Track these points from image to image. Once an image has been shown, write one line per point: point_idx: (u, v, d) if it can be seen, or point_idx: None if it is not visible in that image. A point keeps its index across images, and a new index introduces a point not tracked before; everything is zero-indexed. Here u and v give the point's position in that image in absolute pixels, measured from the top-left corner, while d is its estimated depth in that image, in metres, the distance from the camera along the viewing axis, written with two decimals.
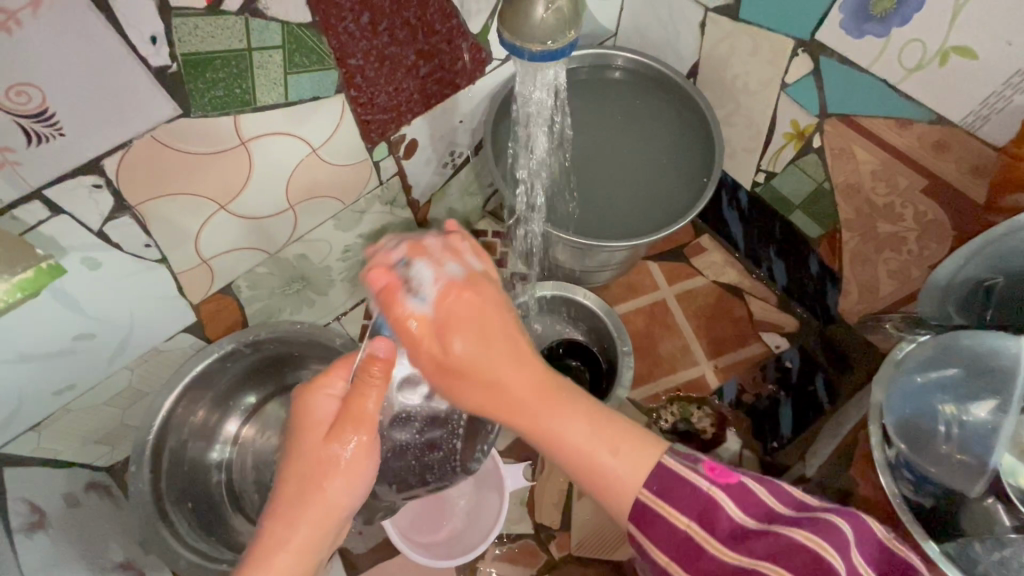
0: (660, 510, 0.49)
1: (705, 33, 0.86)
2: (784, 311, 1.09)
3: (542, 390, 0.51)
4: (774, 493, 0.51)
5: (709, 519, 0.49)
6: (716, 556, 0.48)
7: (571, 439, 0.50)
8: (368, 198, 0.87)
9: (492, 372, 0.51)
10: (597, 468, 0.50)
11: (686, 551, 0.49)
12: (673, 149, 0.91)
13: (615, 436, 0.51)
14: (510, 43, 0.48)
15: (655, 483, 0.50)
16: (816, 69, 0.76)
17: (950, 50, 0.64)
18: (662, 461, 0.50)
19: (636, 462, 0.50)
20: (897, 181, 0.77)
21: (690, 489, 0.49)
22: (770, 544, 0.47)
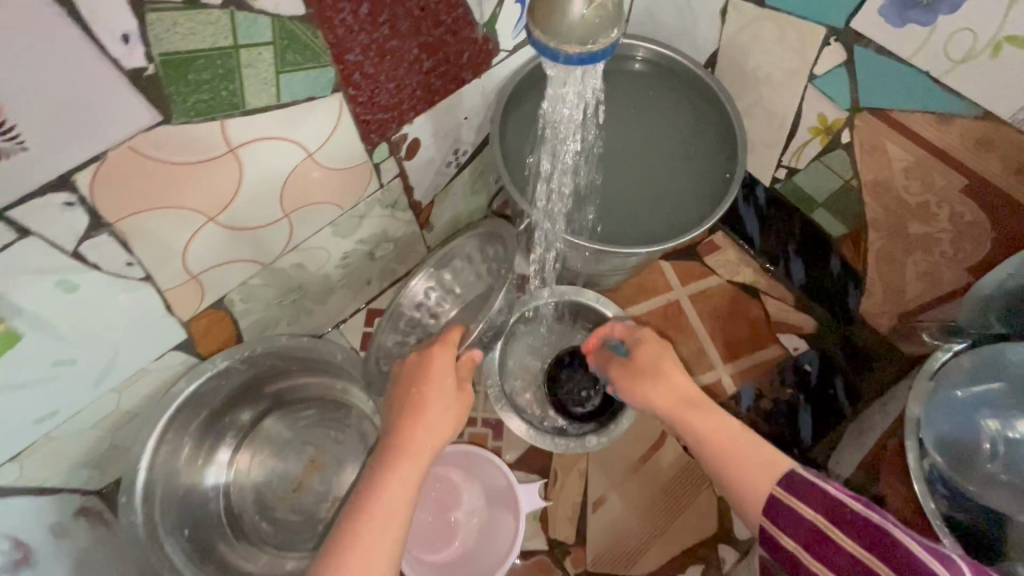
0: (792, 503, 0.54)
1: (727, 21, 0.80)
2: (801, 312, 1.05)
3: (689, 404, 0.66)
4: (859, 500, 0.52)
5: (834, 511, 0.52)
6: (837, 543, 0.51)
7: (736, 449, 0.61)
8: (369, 202, 0.82)
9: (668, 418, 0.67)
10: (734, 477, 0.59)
11: (814, 541, 0.52)
12: (695, 146, 0.85)
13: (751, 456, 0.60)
14: (543, 44, 0.42)
15: (788, 485, 0.56)
16: (849, 59, 0.71)
17: (1003, 41, 0.58)
18: (791, 471, 0.57)
19: (763, 475, 0.58)
20: (932, 181, 0.72)
21: (819, 491, 0.53)
22: (885, 547, 0.49)
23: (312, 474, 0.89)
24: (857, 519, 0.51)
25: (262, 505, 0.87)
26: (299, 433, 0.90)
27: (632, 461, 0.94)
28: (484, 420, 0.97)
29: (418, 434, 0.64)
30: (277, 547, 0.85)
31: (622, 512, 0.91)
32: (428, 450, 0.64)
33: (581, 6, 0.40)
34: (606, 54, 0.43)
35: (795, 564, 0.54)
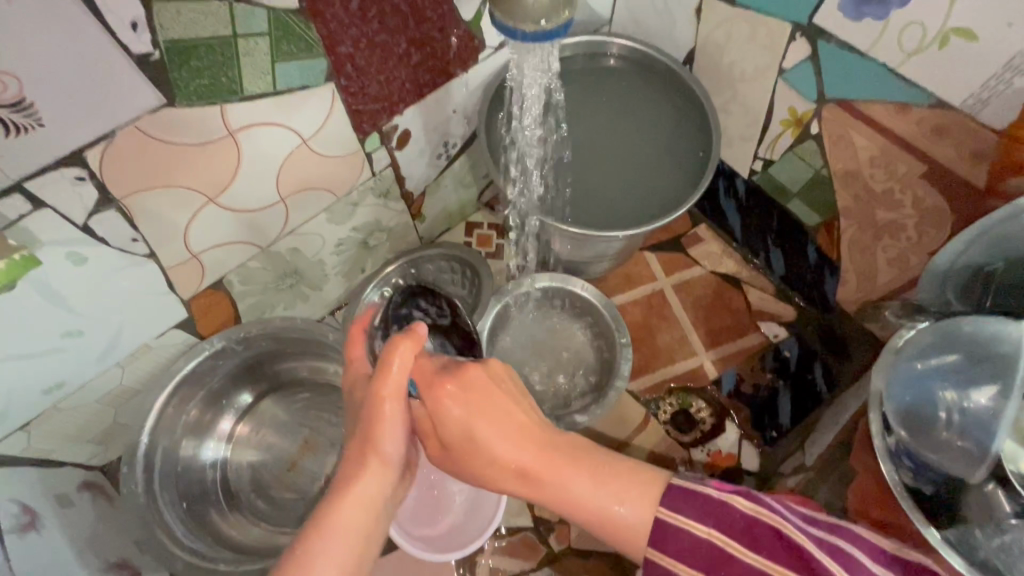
0: (681, 523, 0.52)
1: (701, 21, 0.85)
2: (782, 301, 1.08)
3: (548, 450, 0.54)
4: (756, 499, 0.52)
5: (722, 523, 0.51)
6: (743, 559, 0.50)
7: (570, 488, 0.53)
8: (362, 190, 0.86)
9: (491, 455, 0.54)
10: (591, 497, 0.53)
11: (717, 563, 0.51)
12: (669, 139, 0.90)
13: (609, 469, 0.54)
14: (504, 24, 0.51)
15: (671, 499, 0.53)
16: (814, 53, 0.75)
17: (950, 32, 0.62)
18: (669, 483, 0.54)
19: (641, 500, 0.53)
20: (895, 168, 0.76)
21: (697, 502, 0.52)
22: (776, 546, 0.50)
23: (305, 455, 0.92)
24: (760, 524, 0.51)
25: (257, 483, 0.90)
26: (294, 416, 0.93)
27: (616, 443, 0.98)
28: None
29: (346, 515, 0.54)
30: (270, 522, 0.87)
31: None
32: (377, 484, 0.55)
33: None
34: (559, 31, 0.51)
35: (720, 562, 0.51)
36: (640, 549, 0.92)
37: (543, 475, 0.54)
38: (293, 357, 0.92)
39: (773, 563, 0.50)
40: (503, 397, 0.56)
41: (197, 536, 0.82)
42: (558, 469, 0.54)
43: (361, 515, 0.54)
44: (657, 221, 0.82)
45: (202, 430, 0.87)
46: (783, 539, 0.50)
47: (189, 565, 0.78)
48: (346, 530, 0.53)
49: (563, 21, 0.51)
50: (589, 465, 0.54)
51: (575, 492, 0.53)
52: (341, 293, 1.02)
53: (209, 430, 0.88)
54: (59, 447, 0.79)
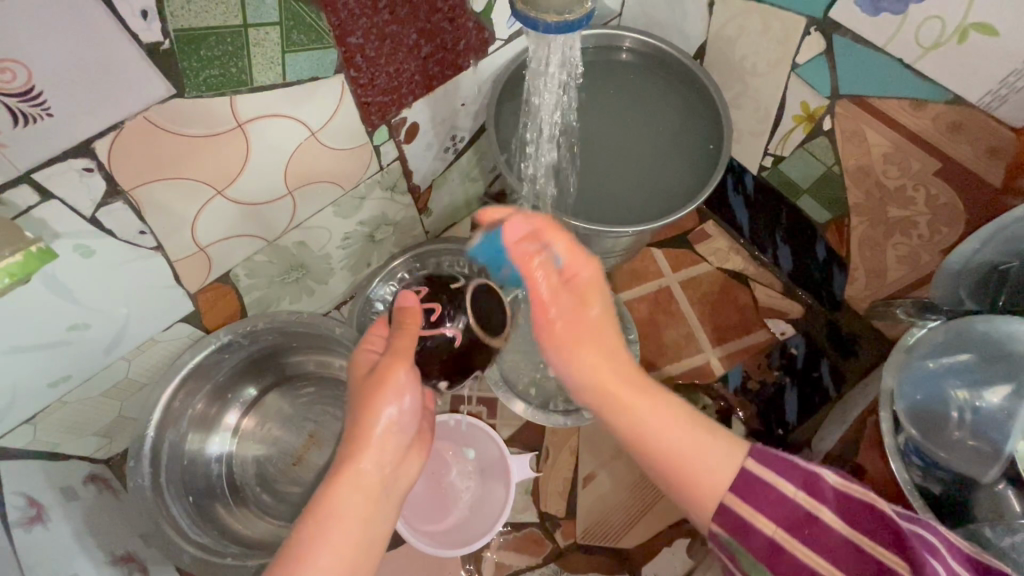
0: (770, 482, 0.48)
1: (713, 14, 0.85)
2: (789, 298, 1.07)
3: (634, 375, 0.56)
4: (849, 483, 0.48)
5: (813, 488, 0.48)
6: (831, 524, 0.46)
7: (652, 430, 0.53)
8: (369, 183, 0.85)
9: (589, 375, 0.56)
10: (672, 438, 0.52)
11: (801, 527, 0.47)
12: (680, 134, 0.89)
13: (696, 423, 0.53)
14: (525, 14, 0.51)
15: (758, 460, 0.50)
16: (829, 48, 0.74)
17: (969, 27, 0.61)
18: (754, 446, 0.51)
19: (725, 454, 0.51)
20: (909, 164, 0.75)
21: (796, 468, 0.49)
22: (876, 523, 0.46)
23: (311, 448, 0.92)
24: (850, 500, 0.47)
25: (263, 477, 0.90)
26: (299, 410, 0.93)
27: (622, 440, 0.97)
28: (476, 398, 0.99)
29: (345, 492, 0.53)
30: (276, 516, 0.88)
31: (610, 488, 0.94)
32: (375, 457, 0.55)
33: None
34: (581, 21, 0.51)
35: (777, 551, 0.47)
36: (645, 546, 0.92)
37: (636, 403, 0.54)
38: (299, 350, 0.91)
39: (839, 546, 0.46)
40: (610, 322, 0.59)
41: (203, 530, 0.81)
42: (653, 404, 0.54)
43: (353, 494, 0.53)
44: (668, 217, 0.81)
45: (208, 424, 0.87)
46: (879, 517, 0.46)
47: (194, 560, 0.78)
48: (359, 495, 0.53)
49: (585, 12, 0.51)
50: (678, 411, 0.54)
51: (659, 429, 0.52)
52: (347, 287, 1.01)
53: (215, 423, 0.88)
54: (65, 440, 0.79)
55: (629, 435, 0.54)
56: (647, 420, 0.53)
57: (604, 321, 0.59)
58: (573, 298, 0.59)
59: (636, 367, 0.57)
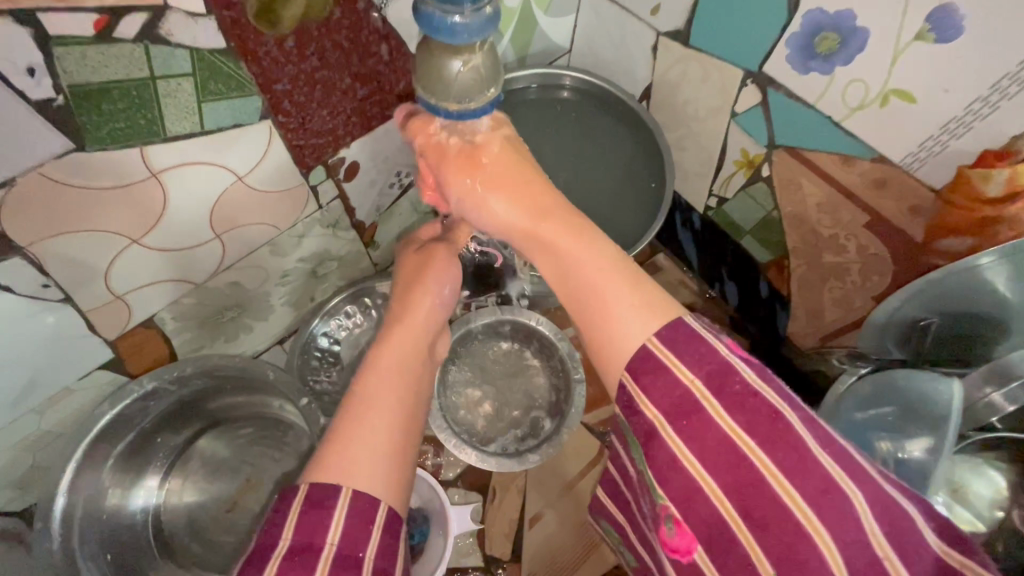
0: (667, 361, 0.42)
1: (658, 55, 0.84)
2: (735, 332, 1.09)
3: (581, 231, 0.51)
4: (768, 380, 0.41)
5: (716, 377, 0.41)
6: (709, 413, 0.40)
7: (582, 266, 0.50)
8: (308, 222, 0.82)
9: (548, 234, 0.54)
10: (599, 282, 0.48)
11: (687, 429, 0.41)
12: (627, 173, 0.89)
13: (637, 281, 0.47)
14: (425, 100, 0.47)
15: (668, 335, 0.43)
16: (764, 100, 0.75)
17: (890, 92, 0.62)
18: (680, 319, 0.44)
19: (647, 318, 0.44)
20: (840, 215, 0.77)
21: (695, 346, 0.42)
22: (756, 412, 0.39)
23: (247, 494, 0.88)
24: (752, 396, 0.40)
25: (194, 526, 0.86)
26: (236, 453, 0.90)
27: (568, 479, 0.97)
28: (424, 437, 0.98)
29: (369, 401, 0.52)
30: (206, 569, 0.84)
31: (556, 528, 0.94)
32: (400, 387, 0.54)
33: (457, 67, 0.45)
34: (479, 110, 0.48)
35: (653, 438, 0.42)
36: None
37: (551, 243, 0.52)
38: (234, 392, 0.88)
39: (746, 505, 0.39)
40: None
41: None
42: (553, 247, 0.52)
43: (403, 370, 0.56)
44: None
45: (131, 472, 0.82)
46: (764, 413, 0.39)
47: None
48: (391, 389, 0.53)
49: (490, 98, 0.48)
50: (626, 271, 0.48)
51: (580, 265, 0.50)
52: (290, 322, 0.98)
53: (140, 469, 0.83)
54: None
55: (548, 265, 0.53)
56: (541, 262, 0.54)
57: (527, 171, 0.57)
58: (458, 155, 0.57)
59: (551, 204, 0.55)
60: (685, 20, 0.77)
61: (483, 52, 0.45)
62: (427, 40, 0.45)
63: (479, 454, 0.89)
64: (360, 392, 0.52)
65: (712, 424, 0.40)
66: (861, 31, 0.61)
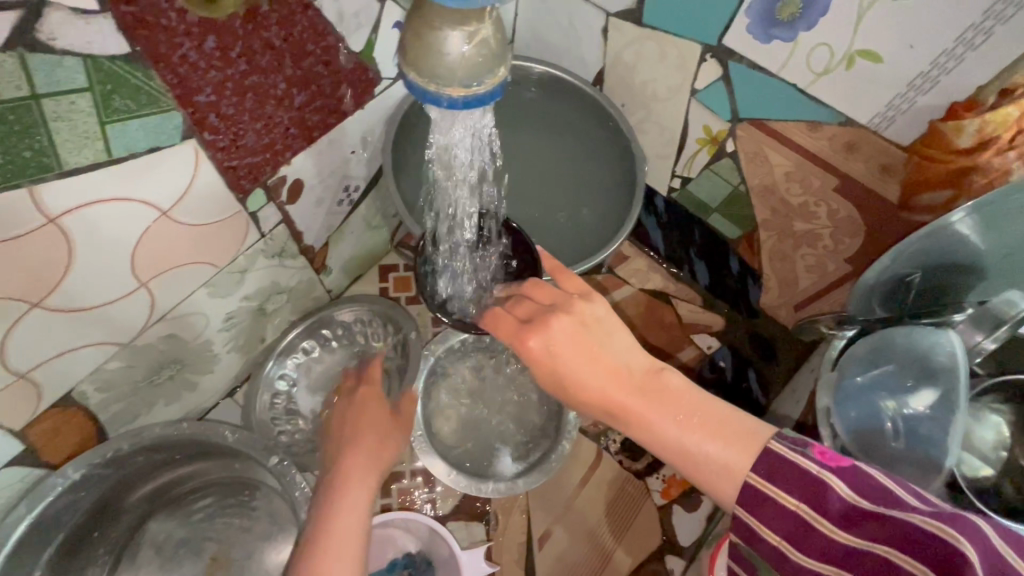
0: (767, 489, 0.46)
1: (609, 40, 0.82)
2: (709, 311, 1.09)
3: (628, 372, 0.54)
4: (857, 480, 0.44)
5: (816, 496, 0.44)
6: (827, 534, 0.44)
7: (664, 427, 0.51)
8: (250, 255, 0.71)
9: (581, 390, 0.55)
10: (684, 440, 0.50)
11: (801, 535, 0.45)
12: (588, 164, 0.88)
13: (713, 419, 0.50)
14: (423, 88, 0.42)
15: (763, 465, 0.47)
16: (725, 73, 0.74)
17: (855, 54, 0.62)
18: (767, 445, 0.48)
19: (735, 449, 0.48)
20: (809, 182, 0.77)
21: (797, 472, 0.45)
22: (874, 525, 0.42)
23: None
24: (854, 507, 0.43)
25: None
26: (194, 531, 0.77)
27: (571, 488, 0.92)
28: (412, 473, 0.91)
29: None
30: None
31: (568, 544, 0.90)
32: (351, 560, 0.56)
33: (461, 43, 0.41)
34: (489, 96, 0.43)
35: (781, 559, 0.46)
36: None
37: (635, 411, 0.53)
38: (185, 462, 0.75)
39: None
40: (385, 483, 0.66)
41: None
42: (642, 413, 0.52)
43: (347, 518, 0.59)
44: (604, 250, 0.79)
45: None
46: (876, 519, 0.42)
47: None
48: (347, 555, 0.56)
49: (500, 80, 0.43)
50: (685, 403, 0.52)
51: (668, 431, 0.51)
52: (239, 370, 0.86)
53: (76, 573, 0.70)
54: None
55: (628, 429, 0.54)
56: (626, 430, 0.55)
57: (587, 315, 0.57)
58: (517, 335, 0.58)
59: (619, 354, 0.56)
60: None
61: (490, 23, 0.41)
62: (422, 14, 0.41)
63: (470, 482, 0.83)
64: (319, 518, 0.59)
65: (836, 495, 0.44)
66: None
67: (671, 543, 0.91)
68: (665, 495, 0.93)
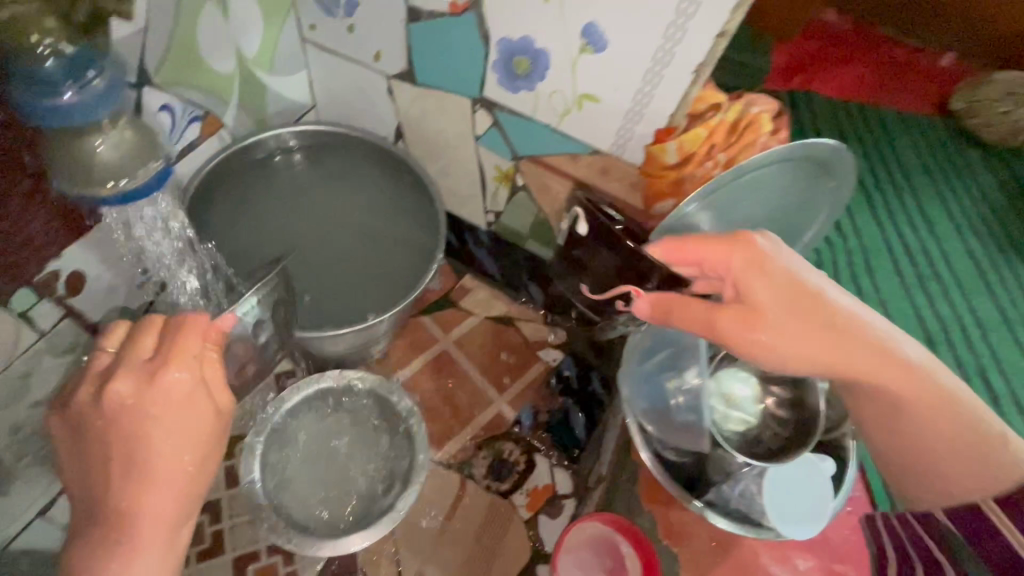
0: (942, 399, 0.54)
1: (395, 99, 0.90)
2: (551, 326, 1.18)
3: (838, 333, 0.53)
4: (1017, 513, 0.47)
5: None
6: (1008, 540, 0.46)
7: (863, 365, 0.54)
8: (30, 357, 0.67)
9: (784, 351, 0.53)
10: (877, 372, 0.54)
11: (979, 534, 0.48)
12: (373, 207, 0.96)
13: (889, 359, 0.54)
14: (80, 193, 0.53)
15: (935, 390, 0.55)
16: (496, 120, 0.84)
17: (582, 97, 0.73)
18: (920, 372, 0.55)
19: (907, 378, 0.54)
20: (587, 204, 0.89)
21: (947, 398, 0.55)
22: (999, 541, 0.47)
23: None
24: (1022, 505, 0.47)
25: None
26: None
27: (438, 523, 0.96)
28: (270, 547, 0.88)
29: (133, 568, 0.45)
30: None
31: None
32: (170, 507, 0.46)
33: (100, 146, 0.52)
34: (147, 188, 0.54)
35: (993, 534, 0.47)
36: None
37: (840, 353, 0.53)
38: None
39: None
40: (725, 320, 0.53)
41: None
42: (895, 375, 0.54)
43: (147, 507, 0.46)
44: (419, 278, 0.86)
45: None
46: None
47: None
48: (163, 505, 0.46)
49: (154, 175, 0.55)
50: (868, 341, 0.54)
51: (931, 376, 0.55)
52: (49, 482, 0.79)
53: None
54: None
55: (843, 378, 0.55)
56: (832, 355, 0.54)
57: (807, 305, 0.53)
58: (737, 313, 0.53)
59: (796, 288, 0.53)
60: (405, 61, 0.83)
61: (124, 131, 0.53)
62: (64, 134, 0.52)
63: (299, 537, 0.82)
64: (112, 480, 0.45)
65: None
66: (542, 51, 0.71)
67: (541, 552, 0.97)
68: (530, 508, 1.00)
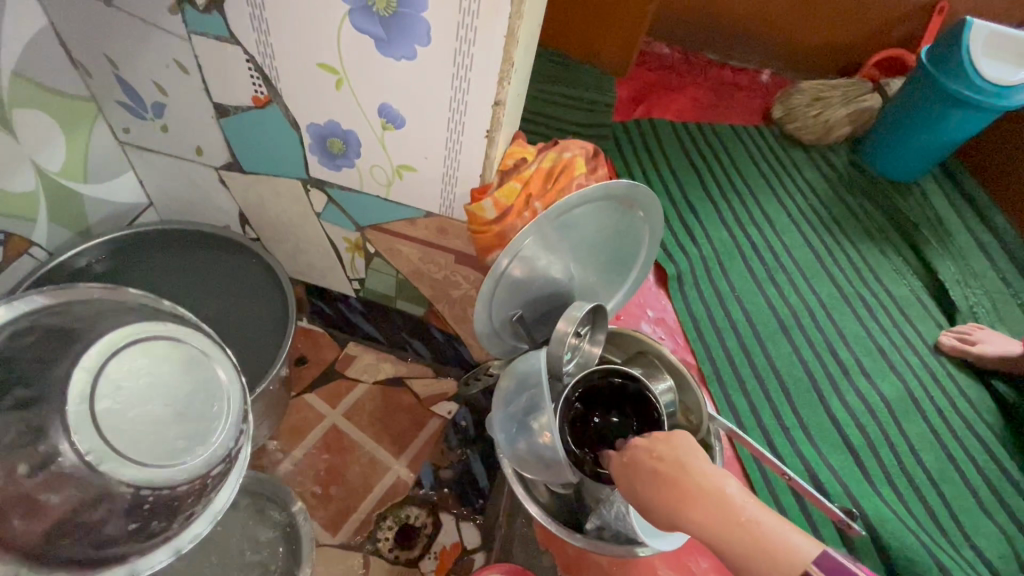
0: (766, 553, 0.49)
1: (230, 187, 0.90)
2: (442, 378, 1.18)
3: (678, 489, 0.55)
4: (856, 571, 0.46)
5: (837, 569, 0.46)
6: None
7: (697, 526, 0.53)
8: None
9: (650, 504, 0.57)
10: (713, 534, 0.52)
11: None
12: (214, 278, 0.92)
13: (725, 520, 0.52)
14: None
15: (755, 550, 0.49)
16: (330, 197, 0.85)
17: (399, 167, 0.77)
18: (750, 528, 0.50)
19: (729, 539, 0.51)
20: (438, 261, 0.92)
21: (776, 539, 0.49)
22: None
23: None
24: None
25: None
26: None
27: None
28: None
29: None
30: None
31: None
32: None
33: None
34: None
35: None
36: None
37: (682, 518, 0.54)
38: None
39: None
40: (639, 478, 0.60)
41: None
42: (721, 530, 0.51)
43: None
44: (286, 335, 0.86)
45: None
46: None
47: None
48: None
49: None
50: (711, 506, 0.53)
51: (761, 532, 0.50)
52: None
53: None
54: None
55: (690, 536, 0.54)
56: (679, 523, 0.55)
57: (679, 475, 0.56)
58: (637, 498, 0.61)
59: (683, 468, 0.56)
60: (228, 152, 0.83)
61: None
62: None
63: None
64: None
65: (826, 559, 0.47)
66: (350, 132, 0.74)
67: None
68: (439, 570, 0.99)
